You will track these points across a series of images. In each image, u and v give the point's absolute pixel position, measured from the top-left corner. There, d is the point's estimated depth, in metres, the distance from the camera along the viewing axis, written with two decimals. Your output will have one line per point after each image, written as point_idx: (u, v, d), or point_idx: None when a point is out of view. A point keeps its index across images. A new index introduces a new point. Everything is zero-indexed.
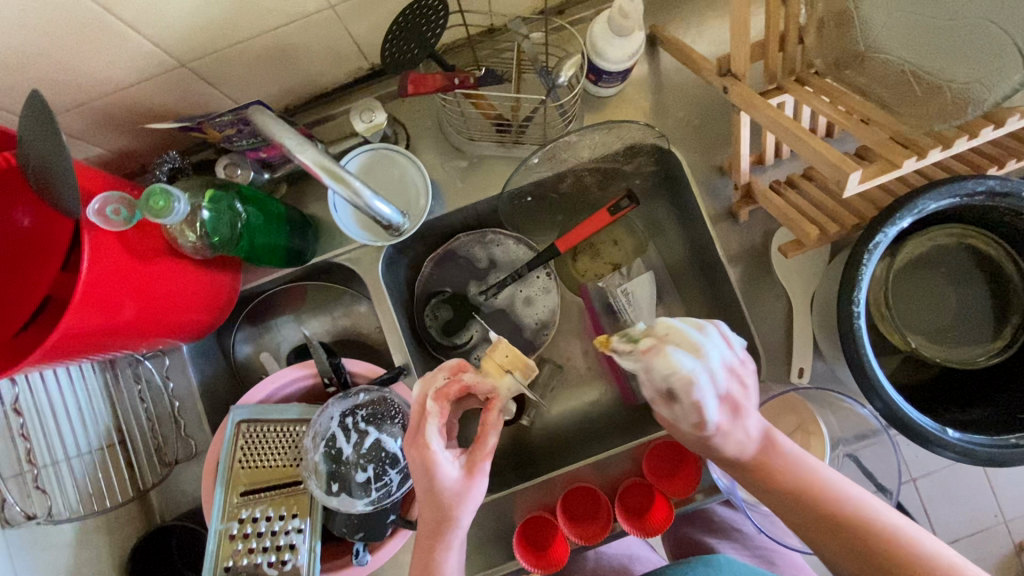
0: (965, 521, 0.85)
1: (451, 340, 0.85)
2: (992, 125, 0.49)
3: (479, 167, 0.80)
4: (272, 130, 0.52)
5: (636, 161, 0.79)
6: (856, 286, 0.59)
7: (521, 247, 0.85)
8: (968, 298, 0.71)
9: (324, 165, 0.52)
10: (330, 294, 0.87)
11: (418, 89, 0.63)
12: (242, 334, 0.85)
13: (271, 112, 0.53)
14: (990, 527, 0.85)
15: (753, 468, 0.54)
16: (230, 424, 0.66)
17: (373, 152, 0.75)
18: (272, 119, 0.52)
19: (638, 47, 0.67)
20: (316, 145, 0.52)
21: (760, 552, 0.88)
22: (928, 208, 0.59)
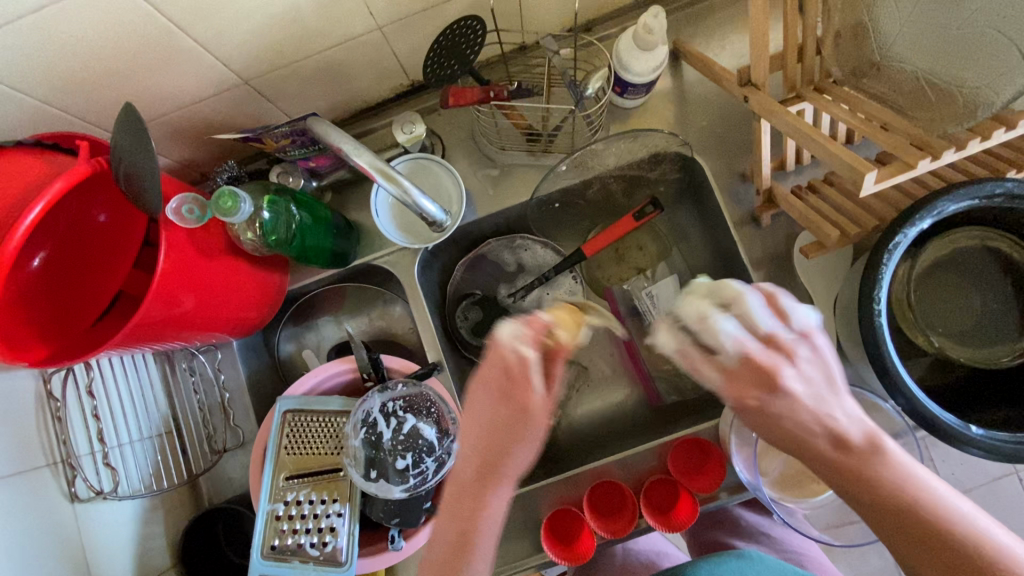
0: None
1: (480, 340, 0.92)
2: (1002, 127, 0.52)
3: (510, 175, 0.84)
4: (329, 136, 0.58)
5: (661, 168, 0.84)
6: (876, 284, 0.61)
7: (548, 251, 0.92)
8: (996, 301, 0.71)
9: (378, 168, 0.58)
10: (367, 296, 0.92)
11: (457, 101, 0.68)
12: (286, 332, 0.92)
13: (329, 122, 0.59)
14: None
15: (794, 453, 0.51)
16: (277, 413, 0.72)
17: (411, 161, 0.80)
18: (328, 126, 0.58)
19: (661, 60, 0.70)
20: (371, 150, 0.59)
21: (790, 555, 0.88)
22: (947, 210, 0.62)
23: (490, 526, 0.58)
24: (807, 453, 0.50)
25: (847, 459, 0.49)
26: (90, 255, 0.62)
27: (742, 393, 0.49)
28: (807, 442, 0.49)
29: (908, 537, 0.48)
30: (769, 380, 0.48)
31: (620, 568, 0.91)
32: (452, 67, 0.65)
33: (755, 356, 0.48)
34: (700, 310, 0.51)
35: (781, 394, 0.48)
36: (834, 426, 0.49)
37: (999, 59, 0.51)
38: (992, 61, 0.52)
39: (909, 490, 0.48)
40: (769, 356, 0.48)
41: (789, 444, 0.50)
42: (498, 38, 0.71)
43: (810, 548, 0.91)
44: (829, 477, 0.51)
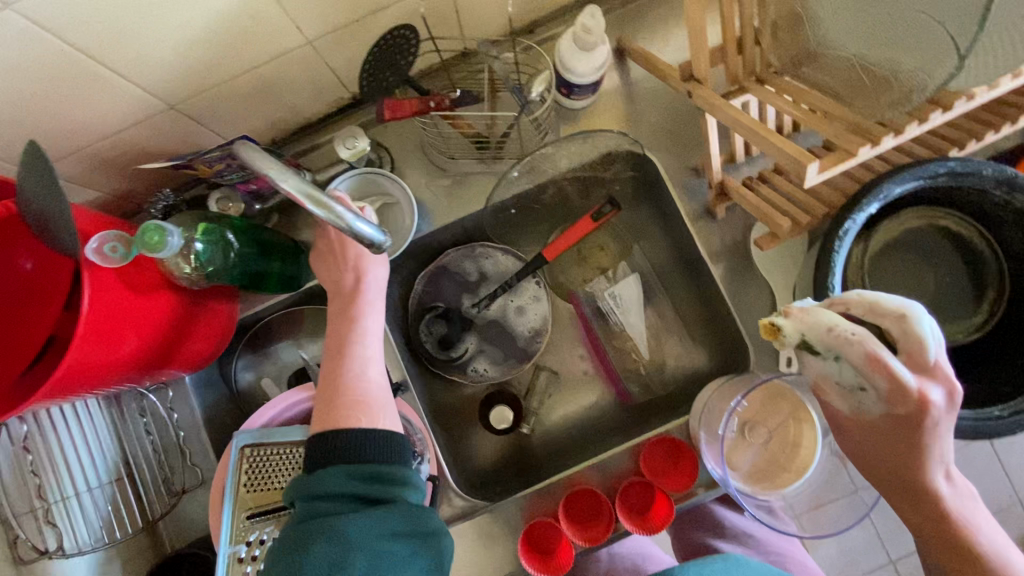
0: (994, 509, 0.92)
1: (446, 354, 0.89)
2: (939, 109, 0.53)
3: (463, 183, 0.82)
4: (258, 163, 0.50)
5: (614, 168, 0.84)
6: (829, 272, 0.61)
7: (509, 258, 0.90)
8: (947, 278, 0.73)
9: (308, 194, 0.50)
10: (326, 319, 0.88)
11: (395, 113, 0.66)
12: (243, 361, 0.87)
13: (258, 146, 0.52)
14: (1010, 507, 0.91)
15: (887, 467, 0.55)
16: (235, 450, 0.68)
17: (359, 176, 0.76)
18: (256, 152, 0.51)
19: (604, 60, 0.69)
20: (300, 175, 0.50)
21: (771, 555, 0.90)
22: (894, 193, 0.62)
23: (374, 379, 0.61)
24: (905, 473, 0.55)
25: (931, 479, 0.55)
26: (13, 303, 0.58)
27: (921, 402, 0.48)
28: (913, 457, 0.53)
29: (944, 542, 0.56)
30: (952, 393, 0.49)
31: (605, 573, 0.90)
32: (388, 78, 0.62)
33: (937, 371, 0.48)
34: (829, 319, 0.48)
35: (946, 415, 0.50)
36: (935, 453, 0.53)
37: None
38: None
39: (973, 524, 0.56)
40: (946, 374, 0.48)
41: (888, 464, 0.55)
42: (435, 47, 0.69)
43: (791, 552, 0.92)
44: (906, 489, 0.56)
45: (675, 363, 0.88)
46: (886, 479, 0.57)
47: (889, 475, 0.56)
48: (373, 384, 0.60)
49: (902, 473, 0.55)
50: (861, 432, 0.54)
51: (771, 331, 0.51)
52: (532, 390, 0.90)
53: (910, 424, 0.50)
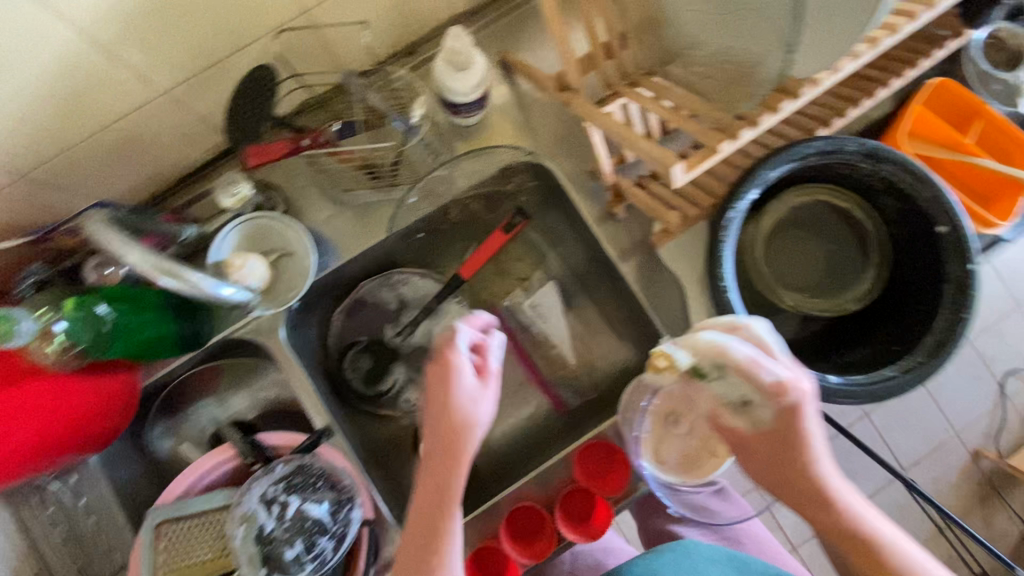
0: (920, 440, 1.27)
1: (374, 390, 0.87)
2: (790, 97, 0.52)
3: (364, 214, 0.81)
4: (103, 237, 0.52)
5: (515, 180, 0.83)
6: (718, 261, 0.64)
7: (427, 280, 0.88)
8: (837, 249, 0.76)
9: (159, 266, 0.51)
10: (244, 371, 0.86)
11: (262, 158, 0.60)
12: (159, 428, 0.83)
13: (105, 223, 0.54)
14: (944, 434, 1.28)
15: (787, 480, 0.59)
16: (148, 528, 0.66)
17: (247, 223, 0.74)
18: (102, 227, 0.53)
19: (481, 77, 0.68)
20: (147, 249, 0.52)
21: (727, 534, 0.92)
22: (770, 177, 0.65)
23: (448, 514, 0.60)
24: (806, 482, 0.59)
25: (827, 481, 0.59)
26: None
27: (786, 392, 0.55)
28: (802, 463, 0.58)
29: (851, 543, 0.58)
30: (811, 390, 0.56)
31: None
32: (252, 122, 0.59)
33: (792, 371, 0.56)
34: (698, 334, 0.58)
35: (810, 405, 0.57)
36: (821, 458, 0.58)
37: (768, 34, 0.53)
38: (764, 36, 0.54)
39: (880, 529, 0.58)
40: (799, 374, 0.57)
41: (787, 476, 0.59)
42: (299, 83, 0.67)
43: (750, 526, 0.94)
44: (806, 498, 0.59)
45: (604, 364, 0.89)
46: (792, 495, 0.60)
47: (793, 491, 0.59)
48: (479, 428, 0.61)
49: (800, 481, 0.59)
50: (760, 452, 0.60)
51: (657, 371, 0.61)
52: None
53: (794, 420, 0.57)
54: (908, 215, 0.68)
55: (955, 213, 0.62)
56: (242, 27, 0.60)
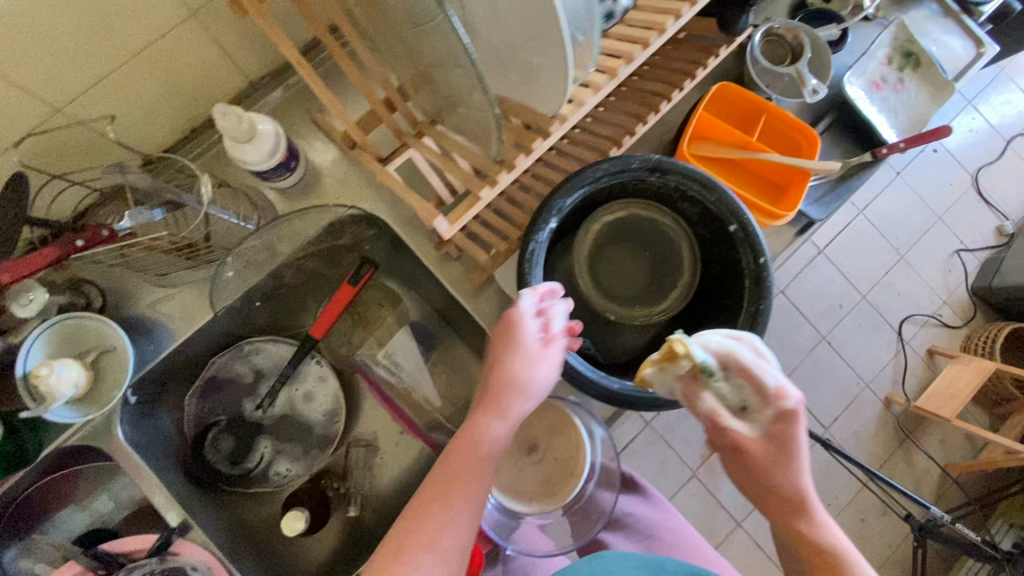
0: (836, 402, 1.31)
1: (241, 467, 0.85)
2: (540, 138, 0.57)
3: (192, 293, 0.78)
4: None
5: (349, 233, 0.82)
6: (527, 294, 0.64)
7: (281, 346, 0.87)
8: (656, 256, 0.79)
9: None
10: (100, 470, 0.81)
11: (18, 274, 0.55)
12: (14, 550, 0.77)
13: None
14: (860, 391, 1.33)
15: (766, 493, 0.49)
16: None
17: (57, 327, 0.69)
18: None
19: (273, 142, 0.68)
20: None
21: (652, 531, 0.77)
22: (566, 204, 0.67)
23: (432, 526, 0.49)
24: (783, 496, 0.49)
25: (810, 507, 0.49)
26: None
27: (778, 399, 0.48)
28: (780, 480, 0.48)
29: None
30: (789, 411, 0.48)
31: None
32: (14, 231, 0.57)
33: (771, 378, 0.49)
34: (703, 338, 0.51)
35: (799, 416, 0.48)
36: (800, 483, 0.48)
37: (514, 77, 0.55)
38: (513, 79, 0.55)
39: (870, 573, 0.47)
40: (780, 385, 0.48)
41: (764, 489, 0.49)
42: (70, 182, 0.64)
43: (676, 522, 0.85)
44: (783, 514, 0.49)
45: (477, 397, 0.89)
46: (767, 509, 0.50)
47: (765, 504, 0.50)
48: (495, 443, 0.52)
49: (782, 498, 0.49)
50: (733, 462, 0.50)
51: (656, 360, 0.55)
52: (349, 469, 0.87)
53: (790, 429, 0.48)
54: (707, 218, 0.72)
55: (740, 213, 0.66)
56: None
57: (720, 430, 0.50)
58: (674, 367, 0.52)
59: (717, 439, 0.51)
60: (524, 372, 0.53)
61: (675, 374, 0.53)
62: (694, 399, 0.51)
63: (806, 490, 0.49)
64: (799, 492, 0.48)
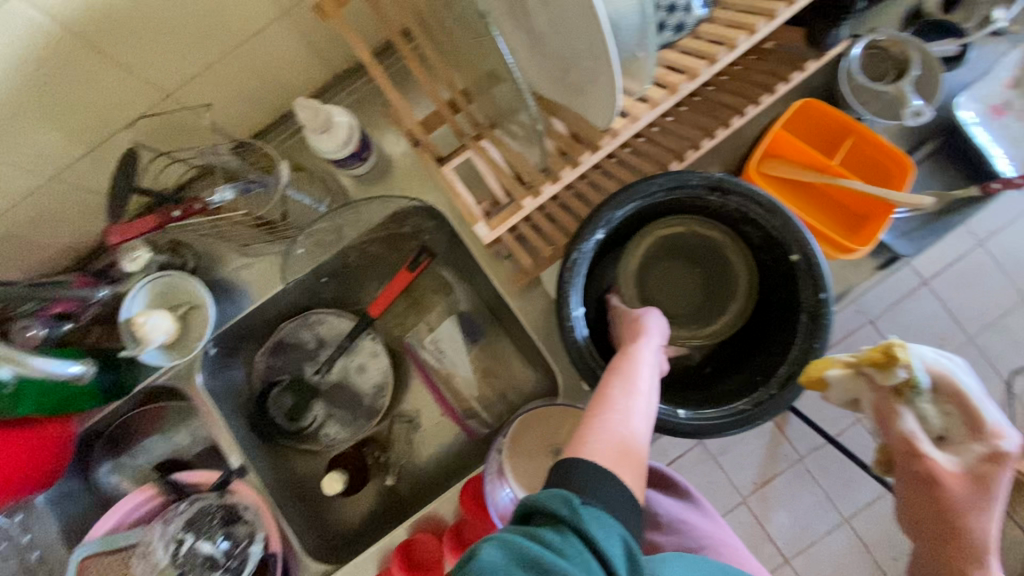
0: None
1: (296, 424, 0.93)
2: (588, 151, 0.57)
3: (268, 264, 0.86)
4: None
5: (411, 223, 0.87)
6: (565, 303, 0.64)
7: (343, 319, 0.94)
8: (711, 274, 0.77)
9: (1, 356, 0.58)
10: (185, 409, 0.93)
11: (127, 234, 0.68)
12: (107, 465, 0.92)
13: None
14: None
15: (938, 516, 0.58)
16: (72, 564, 0.72)
17: (154, 282, 0.80)
18: None
19: (347, 134, 0.73)
20: None
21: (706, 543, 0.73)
22: (616, 216, 0.65)
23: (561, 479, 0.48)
24: (965, 526, 0.56)
25: (984, 541, 0.57)
26: None
27: (994, 441, 0.55)
28: (965, 513, 0.56)
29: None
30: (1001, 455, 0.55)
31: None
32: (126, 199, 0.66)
33: (979, 418, 0.56)
34: (922, 351, 0.57)
35: (1001, 469, 0.55)
36: (988, 522, 0.56)
37: (572, 88, 0.55)
38: (571, 90, 0.55)
39: None
40: (994, 426, 0.56)
41: (947, 517, 0.57)
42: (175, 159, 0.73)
43: (721, 533, 0.76)
44: (942, 530, 0.58)
45: (515, 393, 0.91)
46: (924, 523, 0.59)
47: (931, 524, 0.59)
48: (638, 407, 0.56)
49: (948, 524, 0.57)
50: (914, 484, 0.59)
51: (848, 363, 0.58)
52: (390, 442, 0.93)
53: (992, 478, 0.55)
54: (769, 244, 0.68)
55: (805, 242, 0.61)
56: (100, 122, 0.66)
57: (915, 455, 0.57)
58: (882, 373, 0.56)
59: (905, 459, 0.58)
60: (635, 383, 0.57)
61: (868, 382, 0.57)
62: (891, 420, 0.57)
63: (983, 528, 0.56)
64: (983, 528, 0.56)
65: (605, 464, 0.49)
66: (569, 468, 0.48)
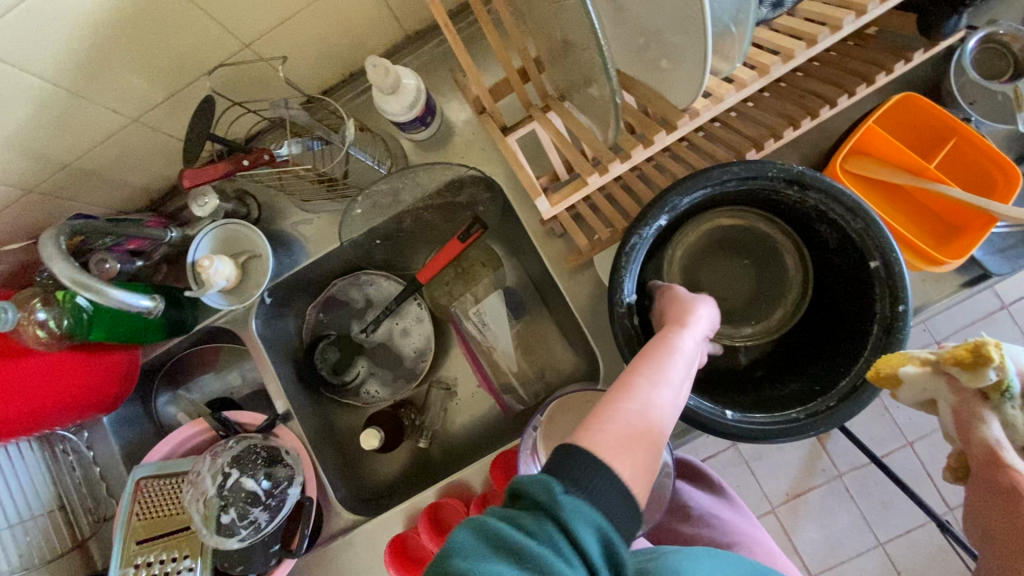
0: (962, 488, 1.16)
1: (340, 378, 0.96)
2: (663, 131, 0.53)
3: (326, 221, 0.88)
4: (42, 244, 0.60)
5: (466, 192, 0.87)
6: (619, 288, 0.62)
7: (391, 282, 0.96)
8: (766, 271, 0.75)
9: (75, 279, 0.59)
10: (236, 351, 0.99)
11: (197, 180, 0.67)
12: (165, 396, 0.99)
13: (50, 232, 0.62)
14: None
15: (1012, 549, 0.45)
16: (131, 482, 0.77)
17: (221, 228, 0.84)
18: (48, 236, 0.61)
19: (414, 97, 0.72)
20: (70, 260, 0.60)
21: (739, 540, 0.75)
22: (682, 203, 0.62)
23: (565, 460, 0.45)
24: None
25: None
26: None
27: None
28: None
29: None
30: None
31: None
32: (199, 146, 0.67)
33: None
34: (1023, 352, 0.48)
35: None
36: None
37: (655, 62, 0.52)
38: (654, 64, 0.52)
39: None
40: None
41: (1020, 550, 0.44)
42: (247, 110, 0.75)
43: (753, 532, 0.78)
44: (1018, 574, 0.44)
45: (553, 373, 0.91)
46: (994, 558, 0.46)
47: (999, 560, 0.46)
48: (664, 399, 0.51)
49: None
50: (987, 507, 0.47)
51: (925, 362, 0.52)
52: (426, 407, 0.94)
53: None
54: (846, 247, 0.63)
55: (889, 249, 0.57)
56: (182, 69, 0.68)
57: (997, 465, 0.46)
58: (962, 364, 0.49)
59: (979, 472, 0.47)
60: (663, 372, 0.53)
61: (949, 383, 0.51)
62: (971, 426, 0.49)
63: None
64: None
65: (607, 456, 0.45)
66: (568, 454, 0.45)
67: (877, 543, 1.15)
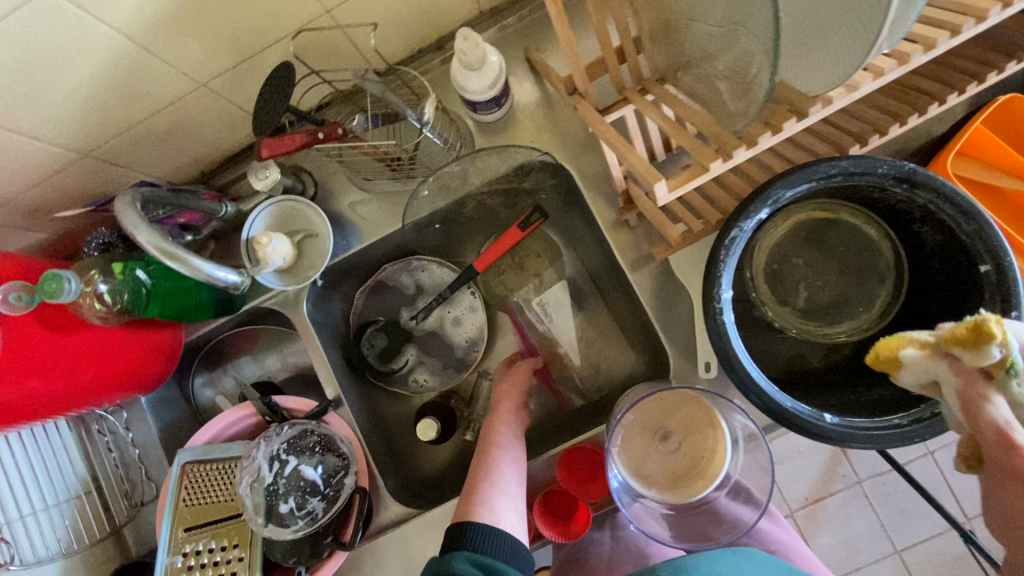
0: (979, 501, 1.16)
1: (388, 366, 0.92)
2: (794, 117, 0.49)
3: (384, 203, 0.84)
4: (124, 213, 0.58)
5: (532, 178, 0.83)
6: (716, 282, 0.59)
7: (444, 269, 0.92)
8: (853, 271, 0.73)
9: (163, 250, 0.57)
10: (276, 334, 0.95)
11: (274, 151, 0.63)
12: (202, 379, 0.95)
13: (131, 199, 0.60)
14: None
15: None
16: (178, 466, 0.74)
17: (278, 204, 0.81)
18: (127, 205, 0.59)
19: (495, 75, 0.69)
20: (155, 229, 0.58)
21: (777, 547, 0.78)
22: (785, 196, 0.59)
23: None
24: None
25: None
26: None
27: None
28: None
29: None
30: None
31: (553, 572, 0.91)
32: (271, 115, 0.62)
33: None
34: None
35: None
36: None
37: (792, 43, 0.48)
38: (789, 45, 0.49)
39: None
40: None
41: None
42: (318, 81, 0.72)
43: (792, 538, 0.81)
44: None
45: (610, 370, 0.88)
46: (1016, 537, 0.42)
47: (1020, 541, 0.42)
48: None
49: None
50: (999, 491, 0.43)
51: (927, 344, 0.49)
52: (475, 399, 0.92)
53: None
54: (949, 249, 0.61)
55: (1002, 252, 0.55)
56: (257, 32, 0.64)
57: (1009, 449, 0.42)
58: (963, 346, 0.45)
59: (992, 456, 0.43)
60: None
61: (950, 365, 0.47)
62: (978, 407, 0.44)
63: None
64: None
65: None
66: None
67: (895, 550, 1.14)
